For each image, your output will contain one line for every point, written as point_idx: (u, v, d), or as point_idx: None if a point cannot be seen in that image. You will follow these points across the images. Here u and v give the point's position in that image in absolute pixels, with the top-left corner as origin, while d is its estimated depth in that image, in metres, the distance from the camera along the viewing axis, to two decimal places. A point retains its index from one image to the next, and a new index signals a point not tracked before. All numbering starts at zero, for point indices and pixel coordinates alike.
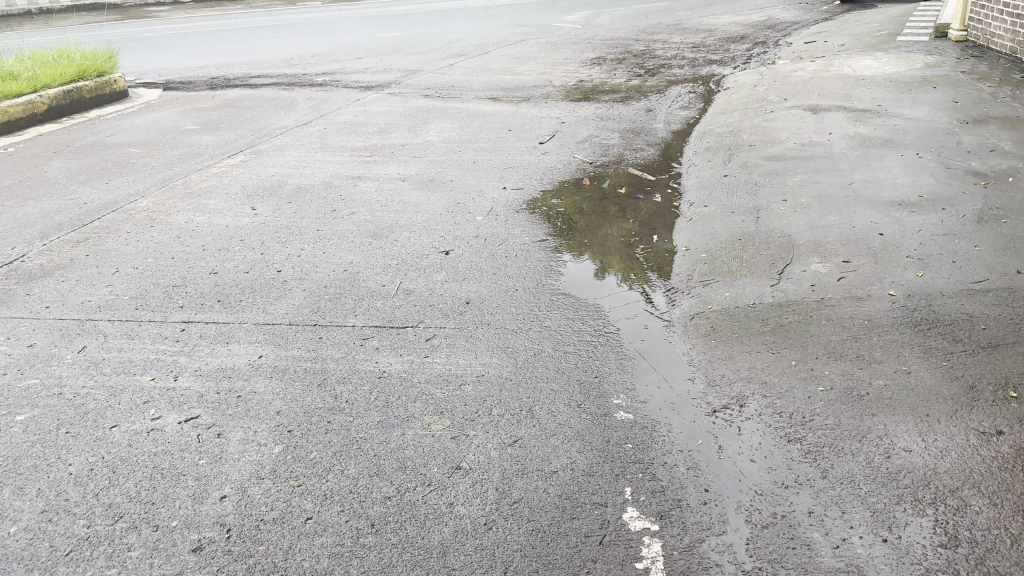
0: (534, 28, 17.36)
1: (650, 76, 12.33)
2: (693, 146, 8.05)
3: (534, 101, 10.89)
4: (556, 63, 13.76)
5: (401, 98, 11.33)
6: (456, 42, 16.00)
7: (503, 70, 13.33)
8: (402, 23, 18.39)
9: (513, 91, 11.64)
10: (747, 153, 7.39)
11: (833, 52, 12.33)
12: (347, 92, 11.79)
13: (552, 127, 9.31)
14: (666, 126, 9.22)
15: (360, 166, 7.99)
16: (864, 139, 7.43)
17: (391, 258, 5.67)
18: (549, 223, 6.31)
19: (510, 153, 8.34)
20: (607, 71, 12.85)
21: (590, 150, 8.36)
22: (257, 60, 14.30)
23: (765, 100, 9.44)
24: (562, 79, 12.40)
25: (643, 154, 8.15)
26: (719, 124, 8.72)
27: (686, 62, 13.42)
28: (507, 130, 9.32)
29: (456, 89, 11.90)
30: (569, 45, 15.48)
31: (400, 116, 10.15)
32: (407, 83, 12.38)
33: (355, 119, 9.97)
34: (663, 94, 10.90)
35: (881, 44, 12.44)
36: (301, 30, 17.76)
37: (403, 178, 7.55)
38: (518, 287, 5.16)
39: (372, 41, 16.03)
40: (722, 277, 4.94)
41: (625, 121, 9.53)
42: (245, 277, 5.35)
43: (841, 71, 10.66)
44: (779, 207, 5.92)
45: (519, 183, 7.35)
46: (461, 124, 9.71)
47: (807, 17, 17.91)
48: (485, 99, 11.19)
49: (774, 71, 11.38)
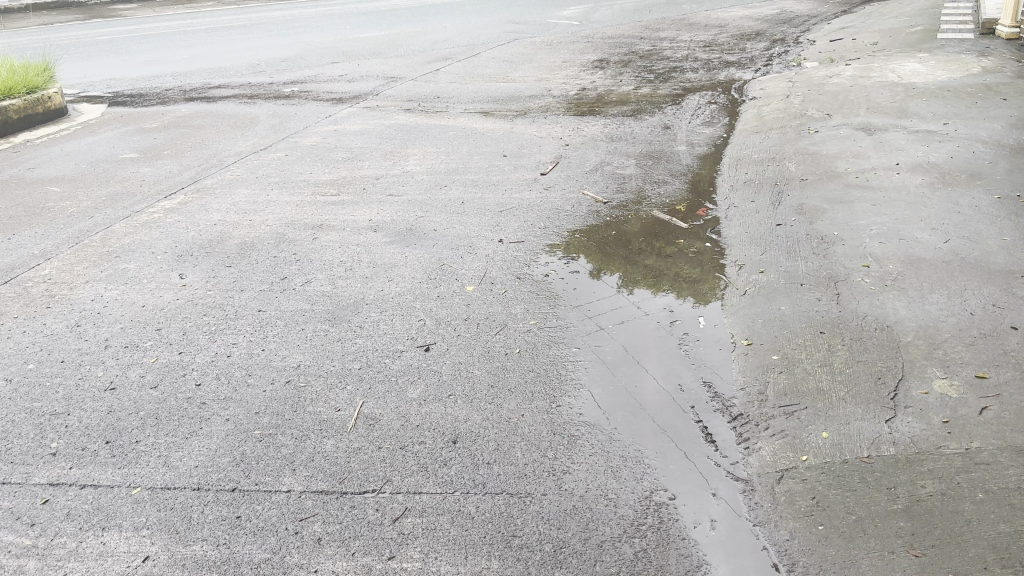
0: (527, 25, 15.92)
1: (661, 83, 10.90)
2: (728, 179, 6.64)
3: (531, 117, 9.46)
4: (554, 68, 12.31)
5: (379, 113, 9.89)
6: (442, 43, 14.51)
7: (493, 77, 11.88)
8: (384, 21, 16.88)
9: (507, 103, 10.21)
10: (800, 191, 5.99)
11: (868, 52, 10.93)
12: (318, 106, 10.35)
13: (554, 153, 7.89)
14: (689, 148, 7.81)
15: (324, 209, 6.56)
16: (943, 171, 6.05)
17: (352, 356, 4.24)
18: (558, 294, 4.89)
19: (505, 189, 6.92)
20: (613, 77, 11.41)
21: (602, 183, 6.93)
22: (219, 67, 12.80)
23: (805, 115, 8.03)
24: (562, 88, 10.96)
25: (668, 187, 6.73)
26: (754, 149, 7.31)
27: (699, 64, 12.00)
28: (501, 156, 7.90)
29: (442, 101, 10.46)
30: (567, 45, 14.02)
31: (377, 137, 8.71)
32: (386, 94, 10.92)
33: (323, 142, 8.54)
34: (679, 107, 9.48)
35: (922, 43, 11.03)
36: (272, 30, 16.23)
37: (375, 227, 6.12)
38: (526, 409, 3.73)
39: (349, 43, 14.53)
40: (810, 400, 3.56)
41: (639, 142, 8.11)
42: (150, 399, 3.93)
43: (885, 77, 9.27)
44: (863, 279, 4.55)
45: (519, 233, 5.94)
46: (447, 147, 8.27)
47: (823, 10, 16.50)
48: (474, 113, 9.75)
49: (805, 77, 9.96)
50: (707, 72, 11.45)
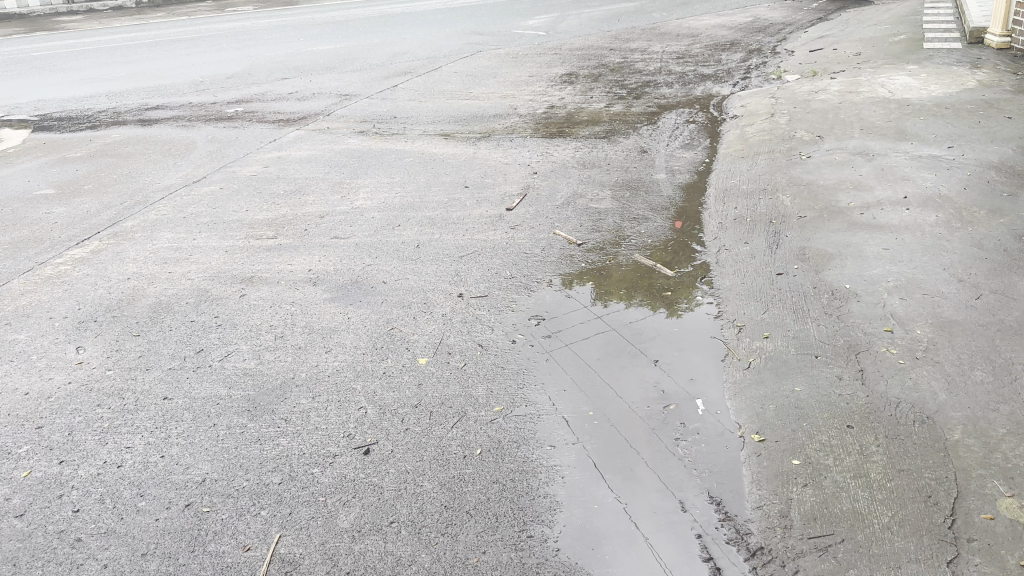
0: (491, 36, 15.18)
1: (634, 100, 10.19)
2: (715, 215, 5.91)
3: (496, 140, 8.69)
4: (519, 83, 11.55)
5: (329, 136, 9.07)
6: (401, 56, 13.70)
7: (456, 93, 11.10)
8: (341, 32, 16.03)
9: (470, 124, 9.43)
10: (800, 231, 5.29)
11: (852, 64, 10.34)
12: (262, 129, 9.51)
13: (521, 183, 7.12)
14: (669, 176, 7.07)
15: (258, 256, 5.73)
16: (958, 206, 5.39)
17: (272, 463, 3.43)
18: (526, 368, 4.10)
19: (467, 227, 6.13)
20: (583, 94, 10.68)
21: (575, 220, 6.16)
22: (159, 85, 11.88)
23: (794, 137, 7.35)
24: (529, 106, 10.21)
25: (648, 223, 6.00)
26: (742, 177, 6.60)
27: (674, 78, 11.32)
28: (462, 187, 7.11)
29: (399, 121, 9.67)
30: (534, 58, 13.30)
31: (325, 166, 7.88)
32: (338, 114, 10.09)
33: (264, 173, 7.70)
34: (656, 128, 8.76)
35: (907, 54, 10.44)
36: (220, 43, 15.30)
37: (315, 277, 5.30)
38: (488, 544, 2.93)
39: (302, 57, 13.68)
40: (845, 527, 2.83)
41: (615, 169, 7.37)
42: (10, 537, 3.12)
43: (875, 93, 8.65)
44: (887, 349, 3.85)
45: (480, 283, 5.15)
46: (403, 177, 7.47)
47: (798, 17, 15.97)
48: (433, 136, 8.96)
49: (788, 92, 9.31)
50: (683, 87, 10.77)
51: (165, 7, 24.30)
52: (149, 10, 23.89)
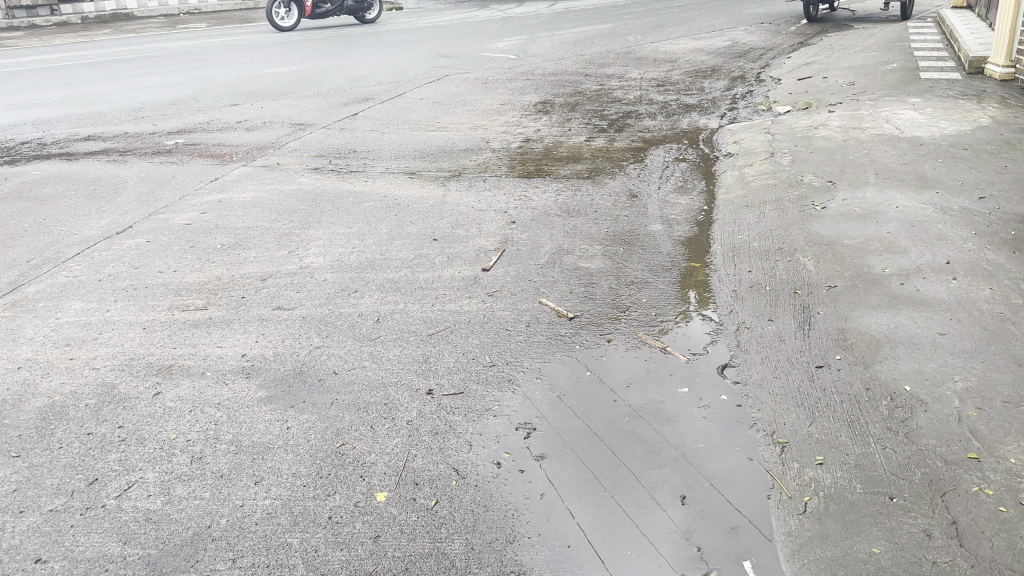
0: (458, 59, 14.34)
1: (616, 133, 9.38)
2: (727, 280, 5.06)
3: (466, 180, 7.81)
4: (490, 113, 10.69)
5: (278, 173, 8.11)
6: (362, 80, 12.79)
7: (421, 123, 10.20)
8: (298, 53, 15.06)
9: (437, 159, 8.53)
10: (833, 308, 4.45)
11: (848, 95, 9.64)
12: (204, 165, 8.51)
13: (497, 235, 6.23)
14: (665, 227, 6.23)
15: (183, 335, 4.76)
16: (1014, 277, 4.60)
17: None
18: (517, 509, 3.16)
19: (436, 293, 5.22)
20: (559, 126, 9.84)
21: (562, 284, 5.28)
22: (94, 112, 10.82)
23: (803, 182, 6.56)
24: (502, 139, 9.34)
25: (648, 289, 5.13)
26: (751, 231, 5.77)
27: (657, 109, 10.54)
28: (429, 239, 6.21)
29: (358, 155, 8.74)
30: (505, 84, 12.48)
31: (272, 211, 6.92)
32: (291, 146, 9.13)
33: (200, 220, 6.72)
34: (643, 167, 7.94)
35: (906, 86, 9.77)
36: (166, 64, 14.24)
37: (249, 366, 4.34)
38: None
39: (254, 80, 12.69)
40: None
41: (603, 217, 6.52)
42: None
43: (881, 130, 7.93)
44: (980, 489, 3.01)
45: (452, 371, 4.22)
46: (361, 225, 6.54)
47: (777, 42, 15.38)
48: (396, 174, 8.05)
49: (785, 128, 8.56)
50: (667, 119, 9.99)
51: (114, 24, 23.12)
52: (97, 26, 22.68)
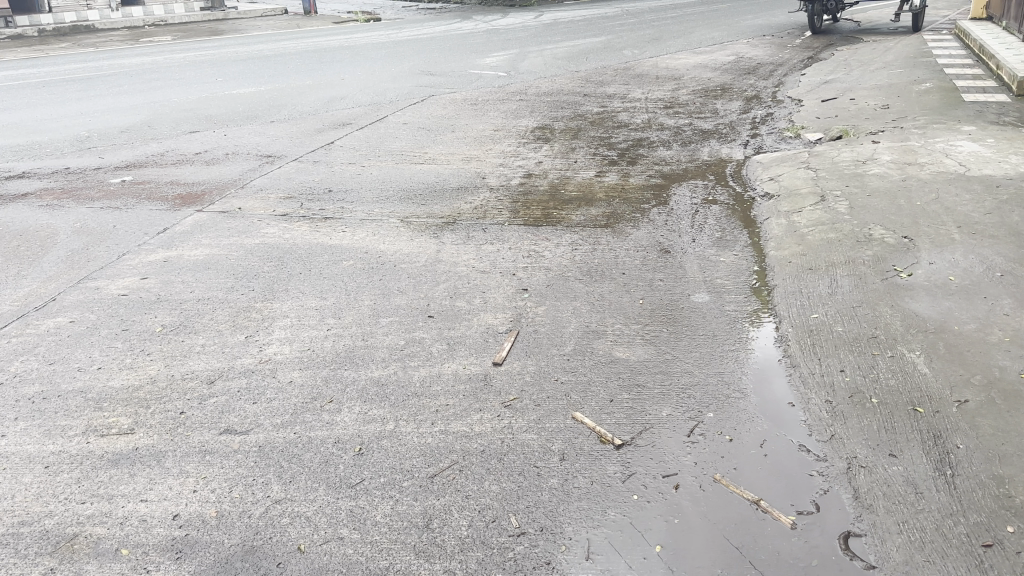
0: (444, 76, 13.21)
1: (629, 167, 8.25)
2: (814, 388, 3.94)
3: (461, 228, 6.62)
4: (483, 142, 9.52)
5: (239, 221, 6.88)
6: (338, 101, 11.59)
7: (405, 155, 9.00)
8: (266, 70, 13.81)
9: (426, 201, 7.34)
10: (975, 442, 3.38)
11: (887, 122, 8.64)
12: (153, 210, 7.26)
13: (507, 310, 5.05)
14: (712, 297, 5.08)
15: (95, 478, 3.52)
16: None
17: None
18: None
19: (437, 400, 4.02)
20: (563, 158, 8.71)
21: (599, 384, 4.10)
22: (32, 143, 9.51)
23: (873, 238, 5.48)
24: (500, 175, 8.18)
25: (714, 393, 3.98)
26: (827, 310, 4.67)
27: (670, 136, 9.44)
28: (423, 314, 5.01)
29: (335, 195, 7.54)
30: (497, 106, 11.36)
31: (230, 276, 5.70)
32: (256, 184, 7.91)
33: (139, 291, 5.48)
34: (670, 212, 6.81)
35: (950, 110, 8.77)
36: (120, 83, 12.93)
37: (181, 540, 3.12)
38: None
39: (218, 102, 11.45)
40: None
41: (632, 283, 5.35)
42: None
43: (942, 166, 6.91)
44: None
45: (468, 542, 3.03)
46: (338, 294, 5.34)
47: (785, 56, 14.41)
48: (378, 222, 6.84)
49: (826, 162, 7.49)
50: (683, 148, 8.88)
51: (69, 37, 21.65)
52: (50, 39, 21.22)
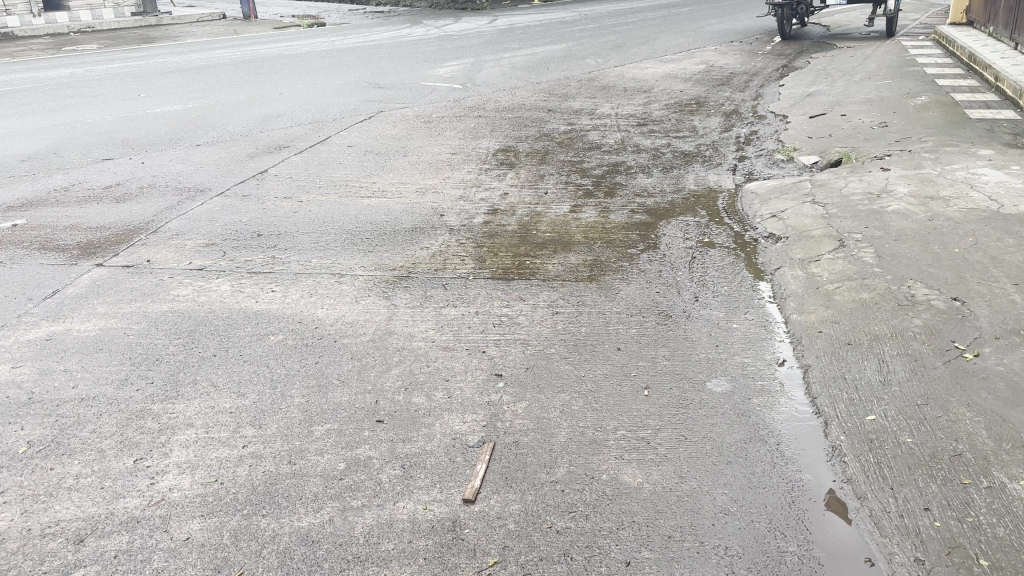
0: (394, 89, 12.09)
1: (607, 200, 7.25)
2: (896, 539, 2.97)
3: (416, 285, 5.54)
4: (440, 168, 8.45)
5: (147, 280, 5.71)
6: (275, 119, 10.41)
7: (350, 185, 7.87)
8: (197, 84, 12.53)
9: (373, 247, 6.24)
10: None
11: (891, 144, 7.80)
12: (43, 264, 6.03)
13: (478, 406, 3.98)
14: (732, 384, 4.08)
15: None
16: None
17: None
18: None
19: (391, 567, 2.95)
20: (532, 189, 7.69)
21: (609, 532, 3.07)
22: None
23: (918, 303, 4.57)
24: (461, 210, 7.13)
25: (767, 546, 2.98)
26: (885, 409, 3.72)
27: (648, 160, 8.47)
28: (371, 416, 3.92)
29: (265, 240, 6.40)
30: (453, 124, 10.30)
31: (125, 364, 4.54)
32: (174, 227, 6.73)
33: (5, 389, 4.29)
34: (662, 259, 5.82)
35: (958, 130, 7.97)
36: (29, 101, 11.54)
37: None
38: None
39: (138, 123, 10.17)
40: None
41: (631, 363, 4.33)
42: None
43: (969, 201, 6.06)
44: None
45: None
46: (262, 386, 4.22)
47: (758, 65, 13.62)
48: (315, 276, 5.72)
49: (833, 194, 6.60)
50: (665, 175, 7.92)
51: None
52: None
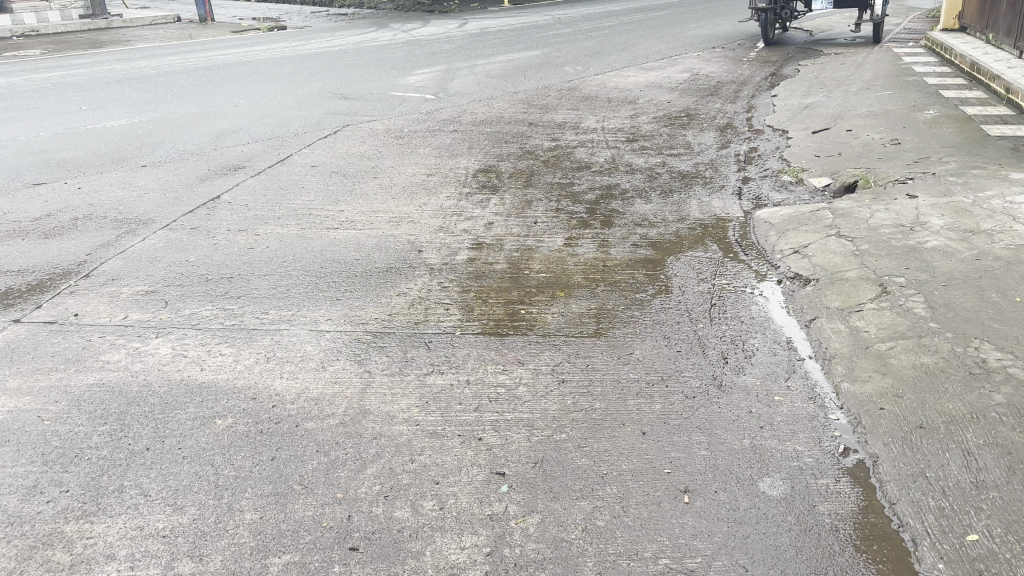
0: (361, 100, 11.22)
1: (605, 231, 6.49)
2: None
3: (394, 343, 4.71)
4: (415, 192, 7.62)
5: (70, 342, 4.81)
6: (230, 135, 9.50)
7: (314, 213, 7.01)
8: (145, 95, 11.55)
9: (341, 292, 5.39)
10: None
11: (910, 164, 7.15)
12: None
13: (479, 521, 3.18)
14: (789, 485, 3.34)
15: None
16: None
17: None
18: None
19: None
20: (519, 217, 6.91)
21: None
22: None
23: (994, 372, 3.88)
24: (441, 244, 6.33)
25: None
26: (988, 526, 3.01)
27: (643, 182, 7.73)
28: (343, 539, 3.10)
29: (216, 285, 5.53)
30: (427, 139, 9.48)
31: (35, 464, 3.66)
32: (109, 271, 5.83)
33: None
34: (676, 307, 5.06)
35: (979, 148, 7.35)
36: None
37: None
38: None
39: (77, 141, 9.19)
40: None
41: (660, 453, 3.56)
42: None
43: (1016, 235, 5.41)
44: None
45: None
46: (204, 497, 3.38)
47: (745, 73, 12.98)
48: (273, 332, 4.86)
49: (859, 224, 5.91)
50: (665, 200, 7.18)
51: None
52: None
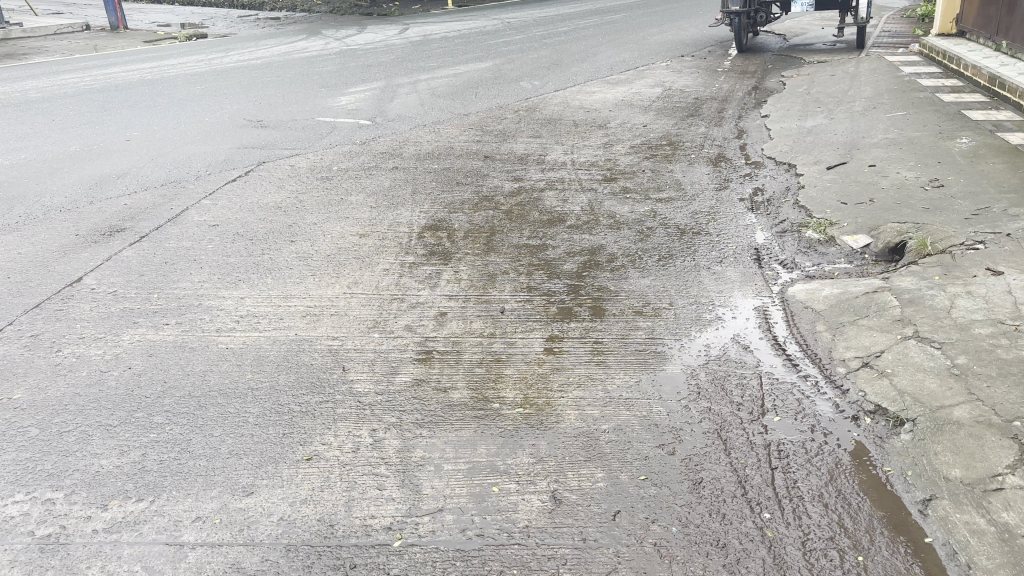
0: (282, 129, 9.42)
1: (597, 326, 4.85)
2: None
3: (294, 566, 2.99)
4: (343, 264, 5.90)
5: None
6: (114, 182, 7.63)
7: (206, 305, 5.23)
8: (19, 126, 9.56)
9: (221, 457, 3.64)
10: None
11: (970, 219, 5.69)
12: None
13: None
14: None
15: None
16: None
17: None
18: None
19: None
20: (480, 301, 5.26)
21: None
22: None
23: None
24: (376, 352, 4.63)
25: None
26: None
27: (634, 242, 6.12)
28: None
29: (39, 452, 3.73)
30: (359, 181, 7.74)
31: None
32: None
33: None
34: (723, 472, 3.44)
35: None
36: None
37: None
38: None
39: None
40: None
41: None
42: None
43: None
44: None
45: None
46: None
47: (724, 86, 11.52)
48: (107, 554, 3.10)
49: (941, 320, 4.40)
50: (666, 272, 5.58)
51: None
52: None
